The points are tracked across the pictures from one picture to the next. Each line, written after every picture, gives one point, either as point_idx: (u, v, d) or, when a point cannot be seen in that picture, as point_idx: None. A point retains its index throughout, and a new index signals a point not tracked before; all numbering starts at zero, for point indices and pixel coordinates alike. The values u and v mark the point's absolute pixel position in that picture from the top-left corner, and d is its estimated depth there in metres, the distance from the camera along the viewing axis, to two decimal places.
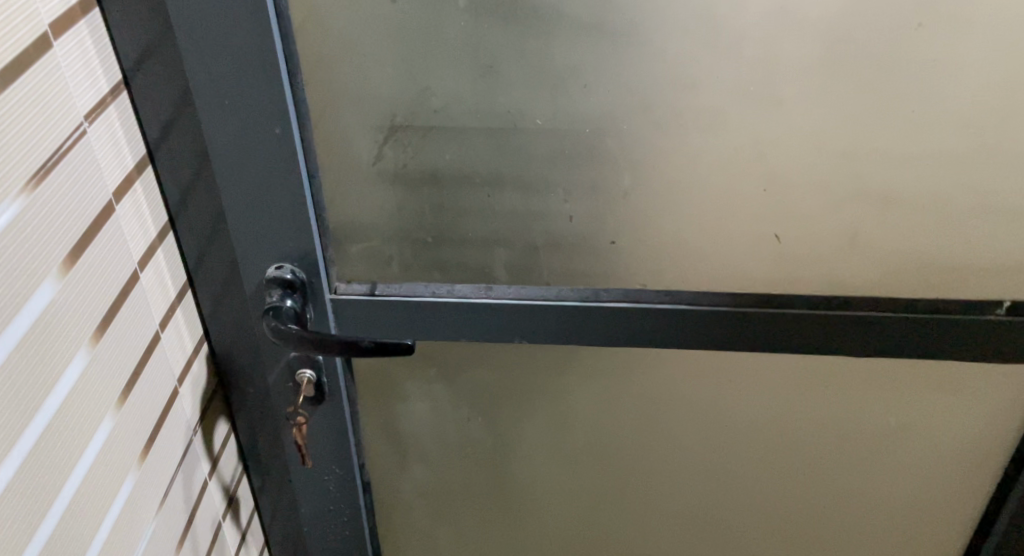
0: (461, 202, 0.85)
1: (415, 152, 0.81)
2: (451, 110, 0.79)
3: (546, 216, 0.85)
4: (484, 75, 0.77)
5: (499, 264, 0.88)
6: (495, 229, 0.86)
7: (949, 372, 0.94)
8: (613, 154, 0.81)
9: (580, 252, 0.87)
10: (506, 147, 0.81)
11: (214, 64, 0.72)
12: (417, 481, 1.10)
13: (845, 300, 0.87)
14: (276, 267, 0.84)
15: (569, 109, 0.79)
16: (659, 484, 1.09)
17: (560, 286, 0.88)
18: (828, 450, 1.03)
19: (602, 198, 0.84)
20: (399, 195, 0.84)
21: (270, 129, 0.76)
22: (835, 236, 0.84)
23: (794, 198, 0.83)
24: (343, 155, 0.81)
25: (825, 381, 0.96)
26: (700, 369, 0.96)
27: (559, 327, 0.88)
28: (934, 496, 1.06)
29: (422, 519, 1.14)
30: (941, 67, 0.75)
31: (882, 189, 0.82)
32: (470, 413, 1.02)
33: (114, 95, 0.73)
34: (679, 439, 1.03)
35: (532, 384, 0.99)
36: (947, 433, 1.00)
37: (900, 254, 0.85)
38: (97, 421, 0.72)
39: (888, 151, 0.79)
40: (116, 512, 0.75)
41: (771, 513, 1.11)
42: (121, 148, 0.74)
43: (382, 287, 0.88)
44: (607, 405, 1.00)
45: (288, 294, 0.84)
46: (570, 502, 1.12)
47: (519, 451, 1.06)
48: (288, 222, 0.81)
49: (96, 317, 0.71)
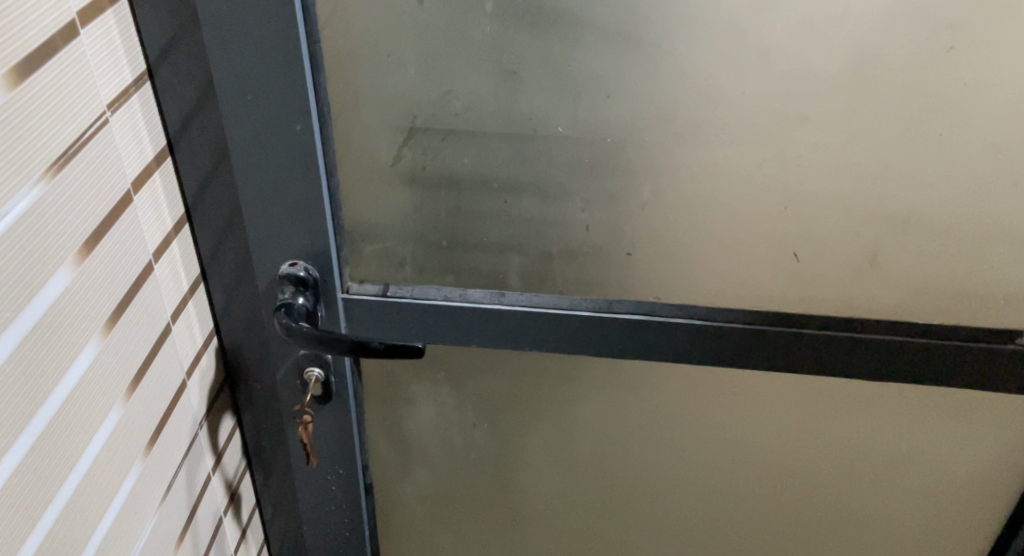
0: (478, 205, 0.84)
1: (434, 154, 0.81)
2: (473, 113, 0.79)
3: (562, 223, 0.85)
4: (507, 80, 0.77)
5: (513, 270, 0.88)
6: (510, 236, 0.86)
7: (965, 400, 0.93)
8: (634, 164, 0.80)
9: (595, 261, 0.87)
10: (526, 152, 0.81)
11: (238, 59, 0.72)
12: (420, 485, 1.09)
13: (863, 321, 0.86)
14: (289, 264, 0.83)
15: (590, 118, 0.79)
16: (664, 500, 1.08)
17: (573, 295, 0.88)
18: (838, 472, 1.02)
19: (620, 207, 0.83)
20: (416, 197, 0.84)
21: (291, 126, 0.75)
22: (854, 257, 0.84)
23: (815, 216, 0.82)
24: (362, 154, 0.81)
25: (837, 403, 0.95)
26: (711, 385, 0.95)
27: (570, 337, 0.87)
28: (945, 524, 1.05)
29: (423, 524, 1.14)
30: (971, 90, 0.74)
31: (905, 211, 0.81)
32: (478, 419, 1.02)
33: (137, 85, 0.72)
34: (685, 453, 1.02)
35: (540, 393, 0.98)
36: (959, 462, 0.98)
37: (919, 277, 0.85)
38: (104, 411, 0.71)
39: (913, 173, 0.79)
40: (119, 503, 0.75)
41: (776, 533, 1.10)
42: (142, 139, 0.74)
43: (395, 288, 0.87)
44: (615, 417, 1.00)
45: (300, 292, 0.83)
46: (573, 514, 1.11)
47: (524, 458, 1.05)
48: (303, 219, 0.81)
49: (111, 304, 0.71)
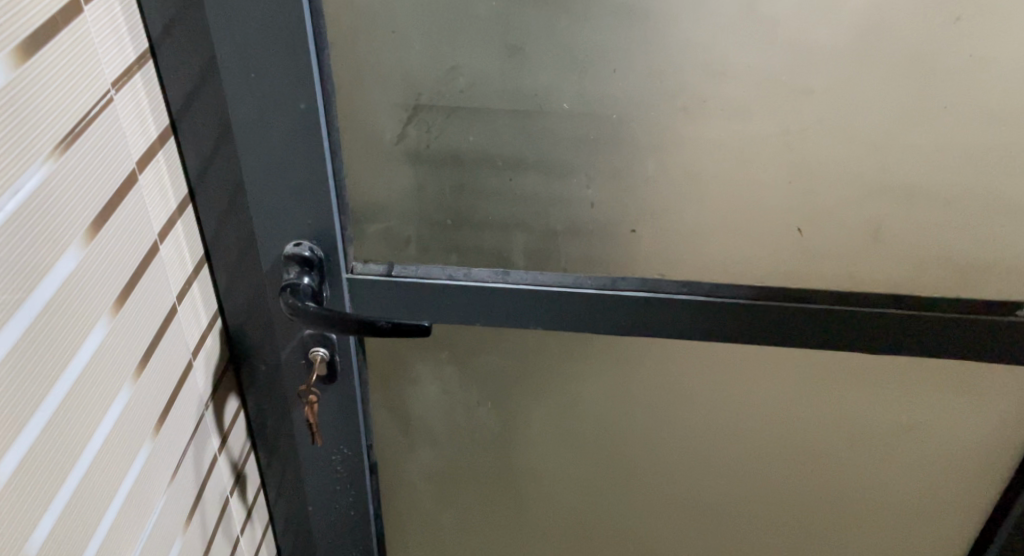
0: (483, 183, 0.84)
1: (437, 132, 0.81)
2: (477, 90, 0.78)
3: (566, 201, 0.85)
4: (512, 56, 0.77)
5: (517, 248, 0.88)
6: (514, 214, 0.86)
7: (964, 373, 0.94)
8: (638, 139, 0.81)
9: (598, 238, 0.87)
10: (530, 129, 0.81)
11: (242, 37, 0.72)
12: (422, 463, 1.09)
13: (864, 296, 0.88)
14: (294, 244, 0.83)
15: (596, 94, 0.78)
16: (667, 477, 1.09)
17: (576, 273, 0.88)
18: (837, 445, 1.03)
19: (624, 183, 0.83)
20: (420, 176, 0.83)
21: (295, 105, 0.75)
22: (859, 231, 0.86)
23: (819, 189, 0.83)
24: (367, 133, 0.80)
25: (837, 375, 0.96)
26: (713, 360, 0.96)
27: (574, 313, 0.88)
28: (941, 496, 1.06)
29: (427, 503, 1.14)
30: (974, 62, 0.75)
31: (909, 185, 0.83)
32: (480, 398, 1.02)
33: (140, 63, 0.72)
34: (687, 428, 1.03)
35: (543, 369, 0.98)
36: (957, 435, 1.00)
37: (921, 250, 0.87)
38: (114, 391, 0.71)
39: (916, 145, 0.80)
40: (129, 483, 0.75)
41: (775, 506, 1.11)
42: (145, 118, 0.73)
43: (399, 268, 0.87)
44: (618, 393, 1.00)
45: (306, 272, 0.83)
46: (574, 491, 1.11)
47: (526, 435, 1.06)
48: (308, 199, 0.80)
49: (118, 285, 0.70)
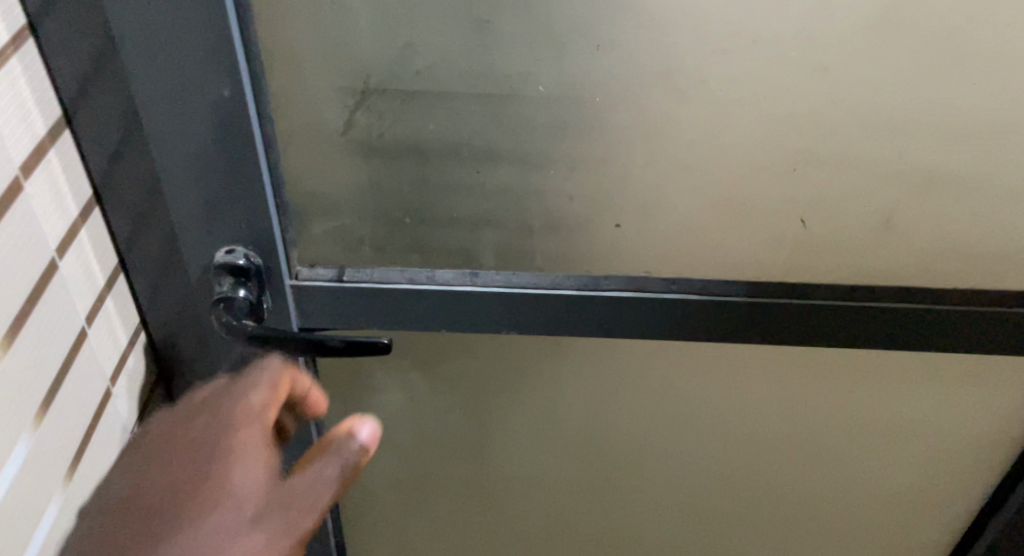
0: (447, 176, 0.73)
1: (392, 119, 0.70)
2: (438, 72, 0.67)
3: (542, 195, 0.75)
4: (478, 31, 0.66)
5: (487, 247, 0.77)
6: (482, 210, 0.76)
7: (972, 367, 0.87)
8: (625, 124, 0.71)
9: (578, 234, 0.77)
10: (500, 116, 0.70)
11: (146, 9, 0.58)
12: (386, 474, 0.99)
13: (871, 288, 0.79)
14: (226, 250, 0.70)
15: (576, 72, 0.68)
16: (654, 479, 1.01)
17: (556, 273, 0.77)
18: (833, 442, 0.96)
19: (607, 173, 0.74)
20: (373, 169, 0.72)
21: (217, 92, 0.62)
22: (869, 219, 0.77)
23: (827, 177, 0.75)
24: (308, 122, 0.69)
25: (839, 373, 0.88)
26: (706, 361, 0.87)
27: (556, 321, 0.77)
28: (938, 488, 1.01)
29: (391, 513, 1.04)
30: (1008, 33, 0.66)
31: (929, 169, 0.74)
32: (449, 405, 0.92)
33: (15, 45, 0.58)
34: (674, 429, 0.95)
35: (518, 374, 0.89)
36: (959, 427, 0.94)
37: (934, 239, 0.79)
38: (10, 444, 0.60)
39: (936, 127, 0.71)
40: (39, 543, 0.63)
41: (766, 505, 1.04)
42: (30, 112, 0.60)
43: (351, 272, 0.75)
44: (599, 396, 0.91)
45: (241, 283, 0.71)
46: (551, 495, 1.03)
47: (500, 441, 0.96)
48: (239, 202, 0.67)
49: (7, 319, 0.58)
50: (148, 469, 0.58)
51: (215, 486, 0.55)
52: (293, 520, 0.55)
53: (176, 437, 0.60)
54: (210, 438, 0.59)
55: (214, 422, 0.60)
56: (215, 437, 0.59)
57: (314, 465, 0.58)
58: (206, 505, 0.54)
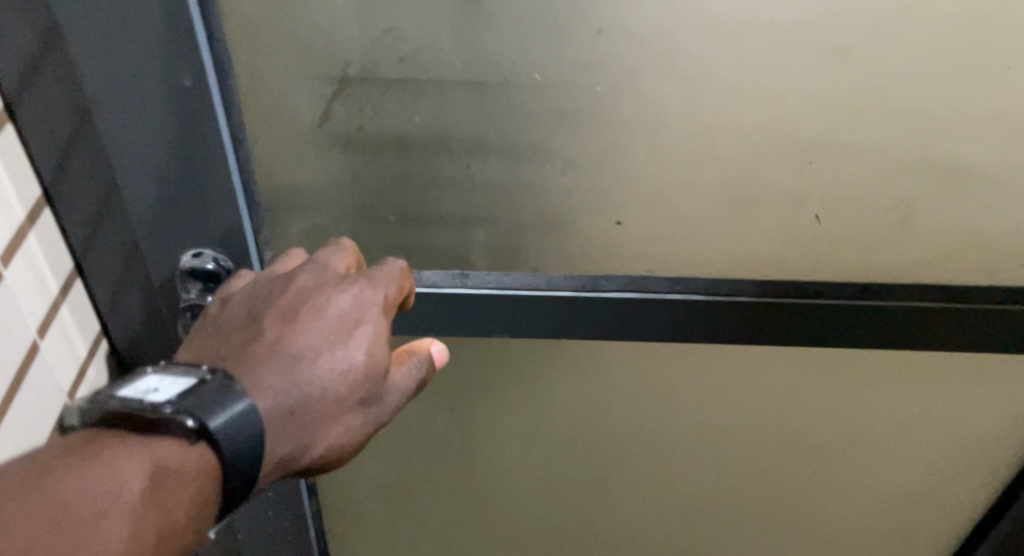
0: (433, 171, 0.67)
1: (373, 111, 0.64)
2: (423, 58, 0.61)
3: (537, 190, 0.69)
4: (467, 14, 0.60)
5: (477, 246, 0.72)
6: (473, 207, 0.70)
7: (985, 363, 0.83)
8: (627, 114, 0.65)
9: (576, 233, 0.71)
10: (492, 106, 0.64)
11: None
12: (370, 479, 0.94)
13: (887, 287, 0.74)
14: (193, 254, 0.64)
15: (574, 59, 0.62)
16: (651, 481, 0.96)
17: (550, 273, 0.72)
18: (839, 442, 0.92)
19: (607, 168, 0.68)
20: (353, 163, 0.66)
21: (178, 81, 0.56)
22: (887, 216, 0.72)
23: (844, 171, 0.69)
24: (281, 114, 0.63)
25: (846, 370, 0.84)
26: (708, 359, 0.83)
27: (552, 325, 0.72)
28: (946, 488, 0.97)
29: (377, 519, 0.99)
30: None
31: (953, 162, 0.68)
32: (437, 409, 0.87)
33: None
34: (674, 430, 0.90)
35: (511, 376, 0.84)
36: (970, 426, 0.90)
37: (956, 236, 0.73)
38: None
39: (963, 118, 0.66)
40: None
41: (767, 506, 1.00)
42: None
43: None
44: (596, 397, 0.86)
45: (210, 289, 0.65)
46: (544, 499, 0.98)
47: (491, 445, 0.91)
48: (207, 202, 0.62)
49: None
50: (239, 354, 0.53)
51: (325, 394, 0.53)
52: (380, 415, 0.57)
53: (267, 328, 0.54)
54: (308, 335, 0.54)
55: (309, 302, 0.55)
56: (315, 331, 0.54)
57: (401, 368, 0.59)
58: (317, 406, 0.53)
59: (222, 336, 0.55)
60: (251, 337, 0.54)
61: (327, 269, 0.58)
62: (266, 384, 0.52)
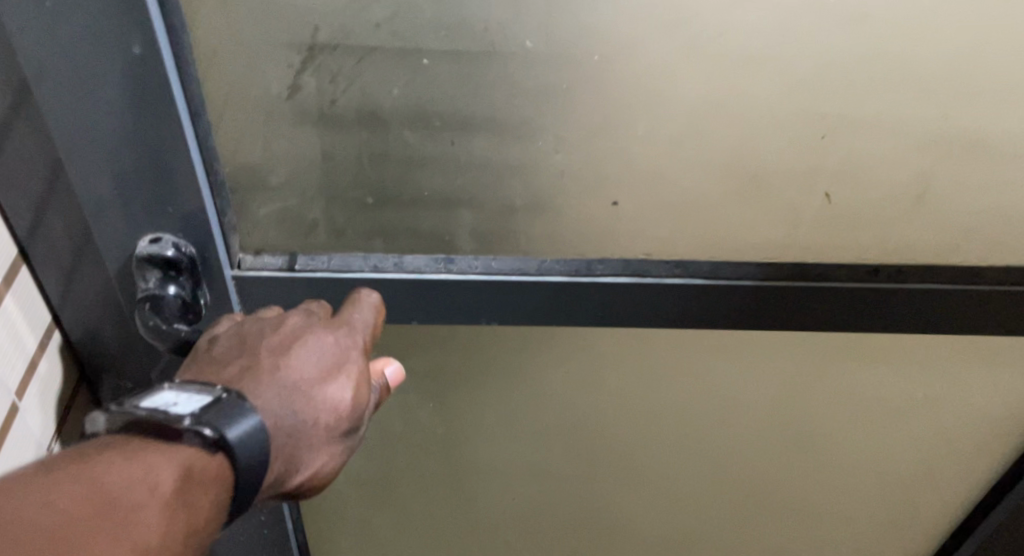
0: (414, 148, 0.62)
1: (347, 82, 0.58)
2: (401, 23, 0.56)
3: (526, 169, 0.64)
4: None
5: (462, 228, 0.66)
6: (457, 187, 0.64)
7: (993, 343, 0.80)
8: (625, 86, 0.59)
9: (569, 214, 0.66)
10: (477, 76, 0.59)
11: None
12: (350, 470, 0.89)
13: (898, 269, 0.69)
14: (150, 240, 0.57)
15: (566, 24, 0.57)
16: (645, 467, 0.93)
17: (542, 257, 0.66)
18: (840, 425, 0.88)
19: (603, 143, 0.63)
20: (326, 139, 0.61)
21: (125, 49, 0.50)
22: (901, 196, 0.67)
23: (858, 147, 0.64)
24: (244, 86, 0.57)
25: (850, 352, 0.80)
26: (706, 343, 0.78)
27: (544, 314, 0.66)
28: (947, 467, 0.94)
29: (358, 509, 0.95)
30: None
31: (975, 137, 0.63)
32: (420, 398, 0.82)
33: None
34: (669, 416, 0.86)
35: (498, 363, 0.79)
36: (974, 406, 0.87)
37: (973, 215, 0.68)
38: None
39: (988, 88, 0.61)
40: None
41: (764, 490, 0.97)
42: None
43: (303, 260, 0.63)
44: (588, 384, 0.82)
45: (170, 279, 0.59)
46: (534, 487, 0.94)
47: (477, 434, 0.87)
48: (162, 185, 0.56)
49: None
50: (236, 381, 0.53)
51: (318, 423, 0.54)
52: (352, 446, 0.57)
53: (264, 357, 0.54)
54: (306, 367, 0.54)
55: (305, 337, 0.55)
56: (310, 359, 0.54)
57: (371, 400, 0.58)
58: (307, 438, 0.53)
59: (211, 368, 0.54)
60: (249, 364, 0.54)
61: (315, 309, 0.58)
62: (266, 415, 0.51)
